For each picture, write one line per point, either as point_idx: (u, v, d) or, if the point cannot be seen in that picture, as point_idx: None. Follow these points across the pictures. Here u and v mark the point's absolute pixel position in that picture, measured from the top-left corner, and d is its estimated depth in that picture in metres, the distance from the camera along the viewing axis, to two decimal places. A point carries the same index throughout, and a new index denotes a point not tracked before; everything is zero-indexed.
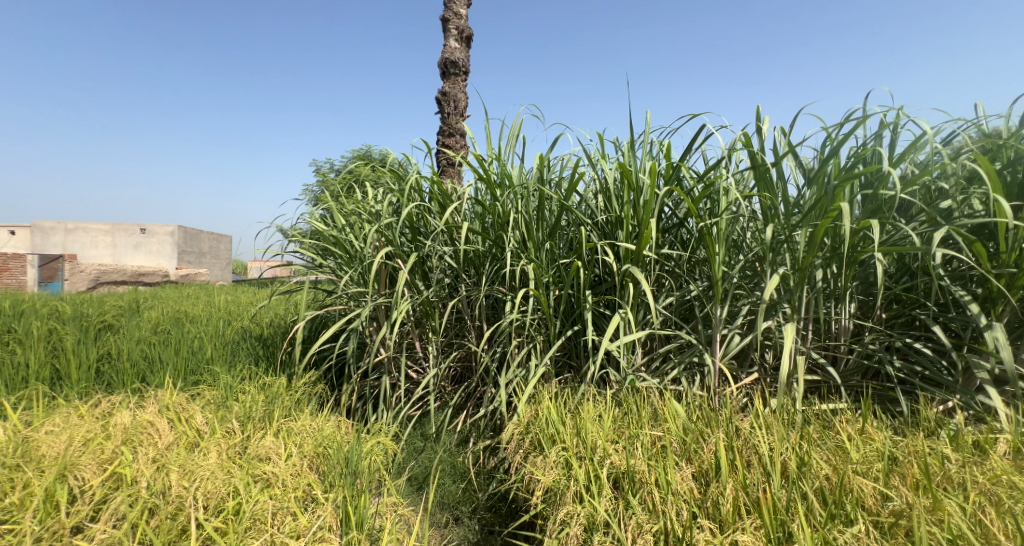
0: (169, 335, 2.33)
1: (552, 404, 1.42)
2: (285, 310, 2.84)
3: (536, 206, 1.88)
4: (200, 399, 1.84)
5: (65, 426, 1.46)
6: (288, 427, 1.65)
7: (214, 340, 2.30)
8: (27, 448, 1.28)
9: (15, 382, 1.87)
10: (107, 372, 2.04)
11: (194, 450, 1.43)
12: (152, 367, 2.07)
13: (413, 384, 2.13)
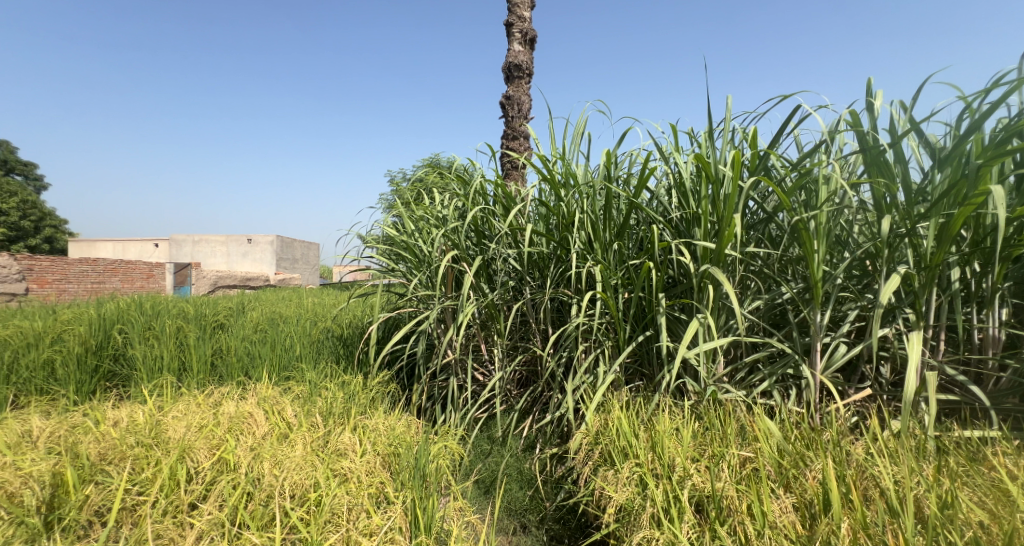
0: (270, 332, 2.53)
1: (623, 415, 1.34)
2: (363, 312, 3.00)
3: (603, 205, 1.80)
4: (290, 393, 1.98)
5: (187, 412, 1.63)
6: (364, 424, 1.71)
7: (306, 337, 2.46)
8: (158, 430, 1.45)
9: (153, 371, 2.15)
10: (218, 366, 2.28)
11: (285, 440, 1.53)
12: (253, 362, 2.28)
13: (480, 386, 2.14)
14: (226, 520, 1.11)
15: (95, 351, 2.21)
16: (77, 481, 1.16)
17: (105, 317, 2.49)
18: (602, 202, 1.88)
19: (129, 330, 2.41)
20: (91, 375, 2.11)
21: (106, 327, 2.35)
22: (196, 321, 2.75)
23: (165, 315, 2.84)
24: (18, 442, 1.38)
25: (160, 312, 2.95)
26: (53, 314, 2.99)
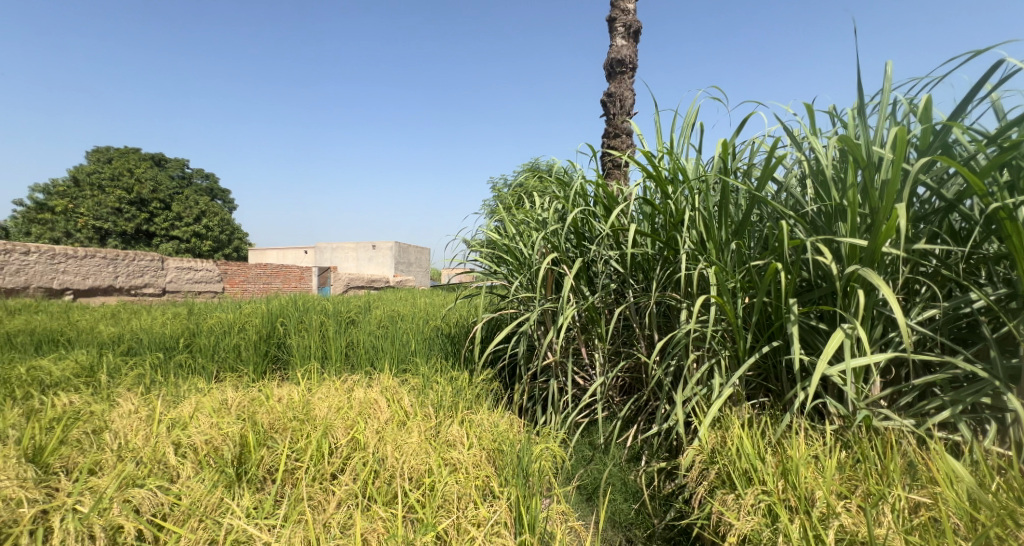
0: (392, 327, 2.76)
1: (745, 435, 1.19)
2: (469, 312, 3.12)
3: (718, 201, 1.64)
4: (407, 384, 2.14)
5: (329, 394, 1.84)
6: (471, 419, 1.77)
7: (422, 333, 2.64)
8: (308, 407, 1.65)
9: (304, 357, 2.49)
10: (351, 356, 2.55)
11: (404, 427, 1.65)
12: (376, 354, 2.50)
13: (581, 391, 2.08)
14: (360, 493, 1.23)
15: (266, 339, 2.63)
16: (255, 443, 1.37)
17: (270, 312, 2.94)
18: (717, 197, 1.70)
19: (289, 322, 2.82)
20: (263, 358, 2.50)
21: (273, 320, 2.79)
22: (334, 317, 3.11)
23: (310, 311, 3.26)
24: (216, 406, 1.67)
25: (306, 308, 3.39)
26: (235, 308, 3.62)
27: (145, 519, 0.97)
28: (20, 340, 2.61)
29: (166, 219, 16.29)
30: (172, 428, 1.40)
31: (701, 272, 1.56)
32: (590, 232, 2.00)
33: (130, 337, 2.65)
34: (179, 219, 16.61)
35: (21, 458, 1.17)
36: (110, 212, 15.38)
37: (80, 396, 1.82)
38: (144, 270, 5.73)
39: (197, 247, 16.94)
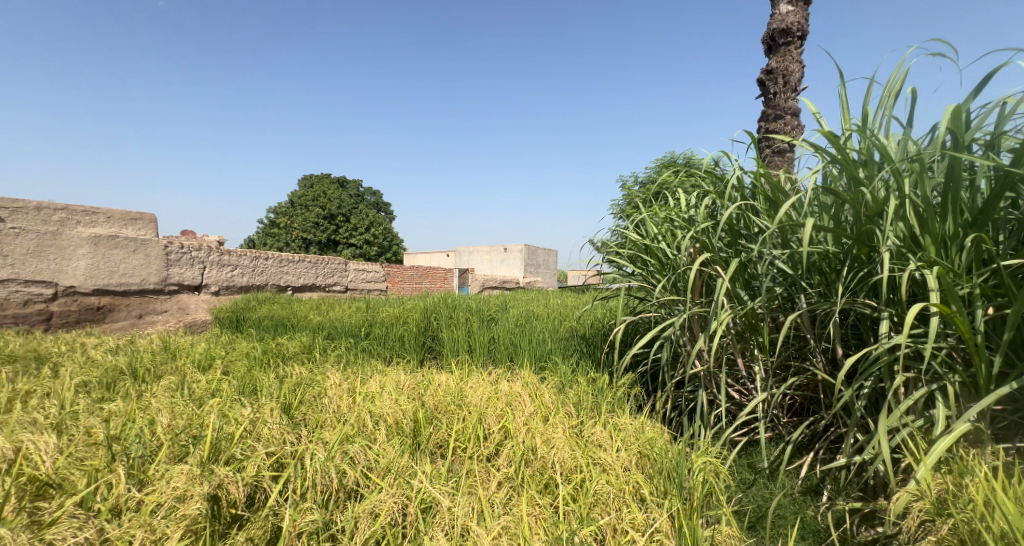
0: (529, 326, 2.82)
1: (998, 489, 0.91)
2: (605, 313, 3.03)
3: (940, 183, 1.26)
4: (547, 382, 2.17)
5: (477, 385, 1.96)
6: (614, 422, 1.69)
7: (558, 332, 2.64)
8: (461, 395, 1.79)
9: (452, 350, 2.71)
10: (492, 350, 2.69)
11: (547, 422, 1.66)
12: (514, 350, 2.61)
13: (736, 406, 1.81)
14: (516, 477, 1.28)
15: (422, 331, 2.93)
16: (424, 421, 1.53)
17: (425, 309, 3.30)
18: (934, 177, 1.31)
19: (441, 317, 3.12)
20: (420, 347, 2.81)
21: (428, 315, 3.13)
22: (471, 313, 3.38)
23: (459, 308, 3.56)
24: (395, 385, 1.92)
25: (455, 304, 3.72)
26: (398, 304, 4.15)
27: (358, 470, 1.15)
28: (263, 323, 3.47)
29: (349, 231, 19.13)
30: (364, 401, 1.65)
31: (915, 275, 1.21)
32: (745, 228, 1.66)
33: (327, 323, 3.23)
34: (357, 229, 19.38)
35: (274, 410, 1.50)
36: (312, 225, 18.82)
37: (302, 368, 2.28)
38: (336, 272, 6.44)
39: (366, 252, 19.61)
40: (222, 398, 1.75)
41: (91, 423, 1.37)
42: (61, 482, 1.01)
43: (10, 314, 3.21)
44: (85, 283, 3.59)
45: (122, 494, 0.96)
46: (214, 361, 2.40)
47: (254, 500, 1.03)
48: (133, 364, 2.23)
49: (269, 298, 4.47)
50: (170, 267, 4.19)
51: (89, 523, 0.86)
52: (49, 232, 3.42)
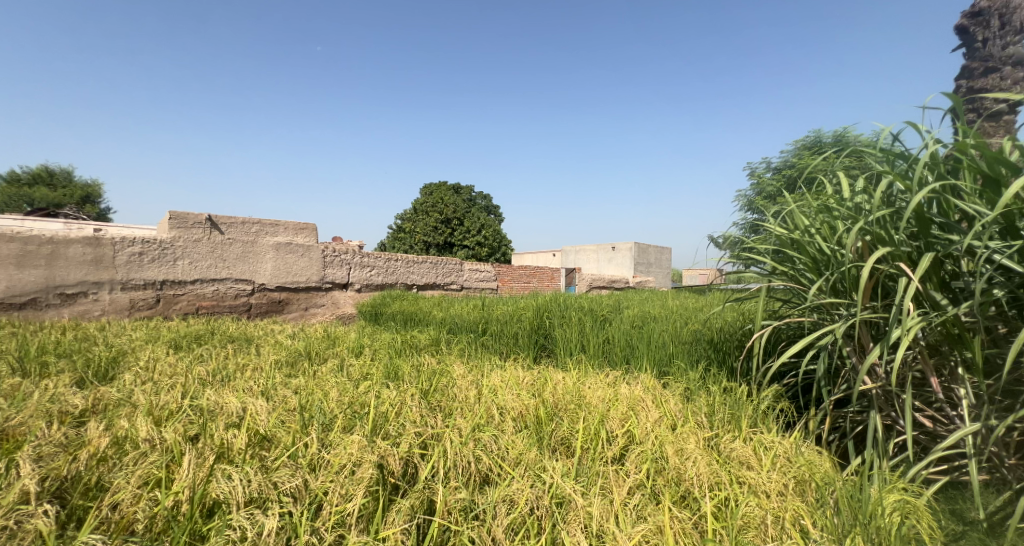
0: (648, 327, 2.53)
1: None
2: (737, 316, 2.66)
3: None
4: (671, 387, 1.97)
5: (596, 385, 1.84)
6: (758, 438, 1.48)
7: (681, 333, 2.36)
8: (579, 395, 1.70)
9: (565, 352, 2.49)
10: (606, 350, 2.43)
11: (675, 431, 1.50)
12: (633, 353, 2.34)
13: (929, 437, 1.42)
14: (649, 487, 1.19)
15: (534, 330, 2.77)
16: (545, 417, 1.48)
17: (538, 306, 3.09)
18: None
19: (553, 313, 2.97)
20: (531, 346, 2.65)
21: (540, 314, 2.90)
22: (572, 306, 3.18)
23: (569, 301, 3.34)
24: (515, 378, 1.91)
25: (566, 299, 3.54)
26: (512, 300, 4.20)
27: (493, 458, 1.19)
28: (395, 318, 3.86)
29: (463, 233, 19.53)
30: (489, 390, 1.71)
31: None
32: (939, 213, 1.32)
33: (447, 319, 3.40)
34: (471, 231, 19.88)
35: (414, 397, 1.66)
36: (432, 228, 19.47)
37: (431, 358, 2.50)
38: (453, 272, 6.22)
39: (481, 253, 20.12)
40: (372, 382, 1.99)
41: (284, 393, 1.70)
42: (272, 437, 1.28)
43: (228, 305, 4.11)
44: (273, 281, 4.39)
45: (315, 454, 1.17)
46: (363, 348, 2.76)
47: (409, 474, 1.15)
48: (307, 347, 2.69)
49: (401, 294, 4.93)
50: (326, 268, 4.81)
51: (296, 473, 1.06)
52: (248, 241, 4.25)
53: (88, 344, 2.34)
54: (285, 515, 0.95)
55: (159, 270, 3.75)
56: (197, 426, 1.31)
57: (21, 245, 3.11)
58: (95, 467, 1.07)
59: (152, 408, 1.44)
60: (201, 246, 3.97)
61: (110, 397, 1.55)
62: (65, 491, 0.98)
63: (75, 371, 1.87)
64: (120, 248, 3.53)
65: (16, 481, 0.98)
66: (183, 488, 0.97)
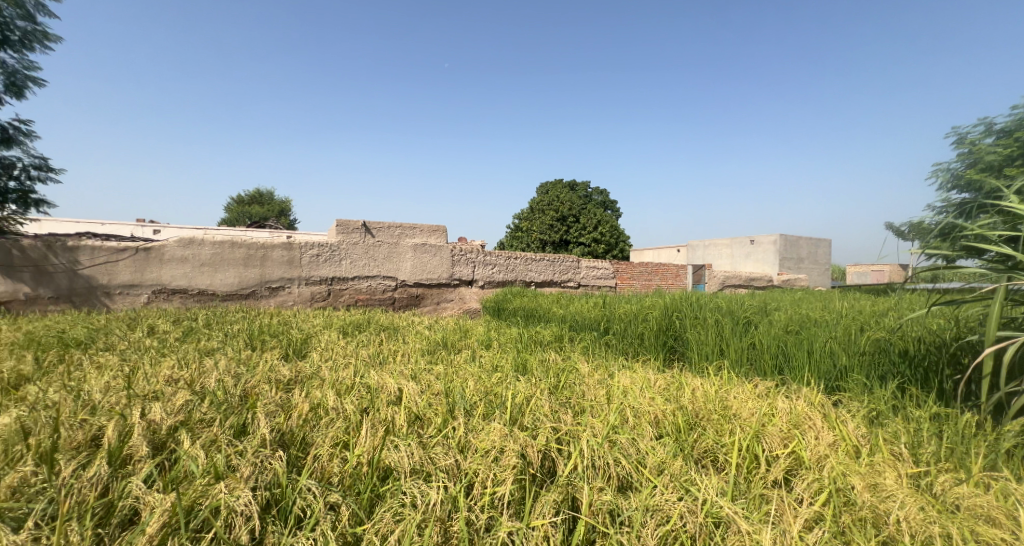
0: (807, 332, 2.17)
1: None
2: (940, 326, 2.12)
3: None
4: (846, 405, 1.65)
5: (746, 396, 1.64)
6: (980, 480, 1.17)
7: (857, 343, 1.96)
8: (725, 406, 1.54)
9: (699, 359, 2.25)
10: (754, 357, 2.14)
11: (854, 458, 1.26)
12: (788, 362, 2.02)
13: None
14: (828, 516, 1.01)
15: (663, 331, 2.55)
16: (687, 427, 1.37)
17: (667, 305, 2.88)
18: None
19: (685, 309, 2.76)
20: (660, 347, 2.46)
21: (669, 313, 2.70)
22: (707, 304, 2.91)
23: (703, 301, 3.06)
24: (646, 381, 1.80)
25: (699, 297, 3.25)
26: (637, 299, 3.98)
27: (634, 464, 1.15)
28: (516, 314, 4.00)
29: (579, 230, 19.26)
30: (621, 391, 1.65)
31: None
32: None
33: (569, 316, 3.36)
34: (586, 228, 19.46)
35: (545, 392, 1.69)
36: (549, 226, 19.49)
37: (556, 354, 2.53)
38: (570, 269, 5.98)
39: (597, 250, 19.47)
40: (504, 374, 2.08)
41: (430, 378, 1.89)
42: (424, 417, 1.43)
43: (378, 298, 4.70)
44: (411, 277, 4.85)
45: (463, 437, 1.28)
46: (492, 341, 2.91)
47: (548, 468, 1.19)
48: (443, 338, 2.93)
49: (521, 291, 5.07)
50: (454, 267, 5.11)
51: (449, 453, 1.18)
52: (392, 243, 4.79)
53: (284, 327, 2.89)
54: (444, 488, 1.05)
55: (329, 268, 4.45)
56: (369, 401, 1.53)
57: (245, 250, 4.08)
58: (304, 425, 1.32)
59: (335, 383, 1.72)
60: (358, 248, 4.60)
61: (305, 371, 1.89)
62: (289, 444, 1.23)
63: (280, 348, 2.33)
64: (304, 250, 4.32)
65: (256, 430, 1.26)
66: (364, 452, 1.15)
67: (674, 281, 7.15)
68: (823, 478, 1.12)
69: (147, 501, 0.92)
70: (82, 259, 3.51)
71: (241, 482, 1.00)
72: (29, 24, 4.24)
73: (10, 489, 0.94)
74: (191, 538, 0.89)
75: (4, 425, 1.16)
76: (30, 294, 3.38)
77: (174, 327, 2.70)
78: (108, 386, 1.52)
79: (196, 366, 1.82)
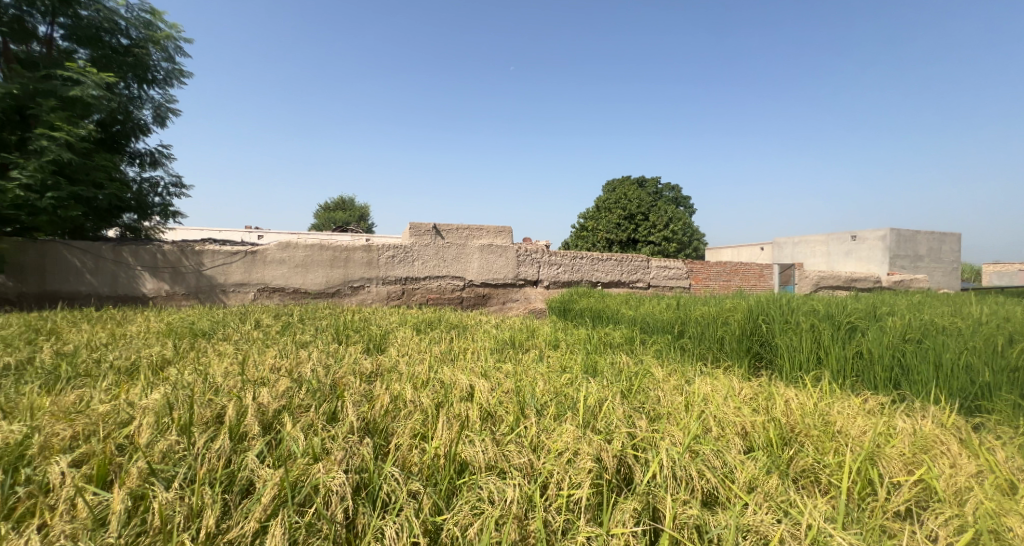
0: (931, 342, 1.90)
1: None
2: None
3: None
4: (991, 433, 1.41)
5: (852, 411, 1.48)
6: None
7: (1000, 360, 1.68)
8: (826, 421, 1.39)
9: (792, 369, 2.06)
10: (862, 369, 1.92)
11: (998, 493, 1.08)
12: (909, 376, 1.78)
13: None
14: None
15: (747, 335, 2.37)
16: (781, 442, 1.27)
17: (750, 307, 2.67)
18: None
19: (772, 310, 2.54)
20: (743, 354, 2.29)
21: (754, 316, 2.50)
22: (801, 308, 2.67)
23: (792, 303, 2.80)
24: (729, 389, 1.68)
25: (788, 299, 2.97)
26: (716, 301, 3.73)
27: (720, 477, 1.08)
28: (582, 315, 3.93)
29: (647, 228, 18.54)
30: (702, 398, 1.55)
31: None
32: None
33: (640, 318, 3.23)
34: (655, 226, 18.66)
35: (617, 395, 1.65)
36: (615, 225, 18.97)
37: (626, 356, 2.45)
38: (639, 269, 5.75)
39: (666, 249, 18.61)
40: (573, 375, 2.05)
41: (499, 376, 1.91)
42: (495, 414, 1.45)
43: (447, 298, 4.86)
44: (478, 277, 4.96)
45: (536, 437, 1.28)
46: (559, 342, 2.89)
47: (624, 475, 1.15)
48: (510, 337, 2.96)
49: (587, 291, 4.98)
50: (519, 267, 5.15)
51: (522, 451, 1.19)
52: (460, 244, 4.93)
53: (364, 323, 3.09)
54: (520, 486, 1.06)
55: (404, 269, 4.69)
56: (444, 396, 1.58)
57: (331, 252, 4.42)
58: (386, 415, 1.40)
59: (412, 377, 1.81)
60: (429, 250, 4.79)
61: (385, 364, 2.01)
62: (375, 434, 1.31)
63: (361, 342, 2.49)
64: (381, 252, 4.59)
65: (346, 417, 1.35)
66: (441, 445, 1.19)
67: (756, 281, 6.60)
68: (948, 509, 0.98)
69: (262, 474, 1.03)
70: (204, 262, 4.02)
71: (336, 464, 1.09)
72: (170, 64, 4.94)
73: (161, 453, 1.10)
74: (296, 510, 0.98)
75: (154, 400, 1.35)
76: (166, 292, 3.93)
77: (273, 321, 3.00)
78: (226, 371, 1.73)
79: (293, 356, 2.01)
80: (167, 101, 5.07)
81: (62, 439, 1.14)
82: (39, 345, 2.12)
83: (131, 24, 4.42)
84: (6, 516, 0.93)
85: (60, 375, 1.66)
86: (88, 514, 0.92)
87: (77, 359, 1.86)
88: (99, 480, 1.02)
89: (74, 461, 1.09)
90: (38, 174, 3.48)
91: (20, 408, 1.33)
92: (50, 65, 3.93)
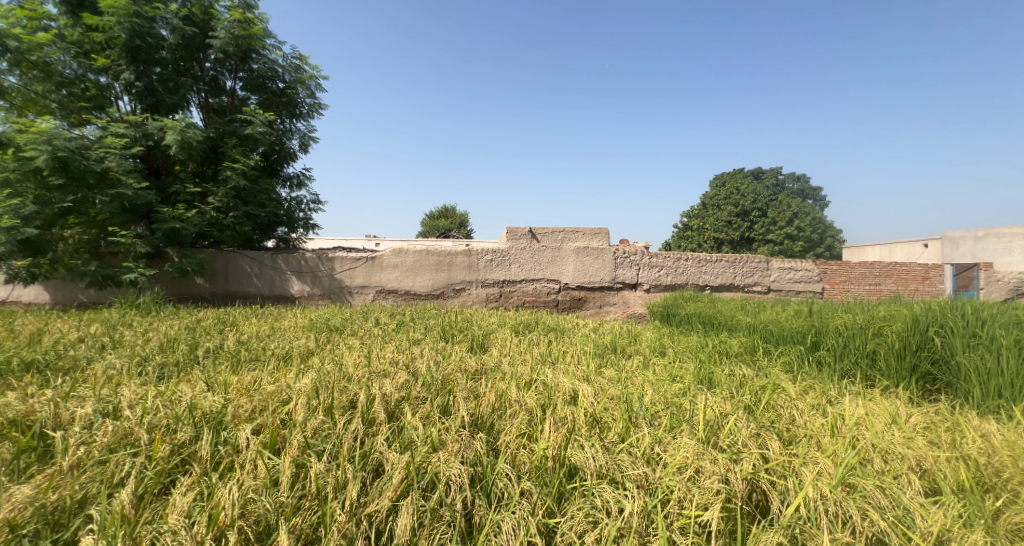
0: None
1: None
2: None
3: None
4: None
5: None
6: None
7: None
8: None
9: (987, 395, 1.66)
10: None
11: None
12: None
13: None
14: None
15: (914, 352, 1.97)
16: (977, 488, 1.03)
17: (913, 313, 2.22)
18: None
19: (947, 320, 2.07)
20: (911, 373, 1.91)
21: (924, 325, 2.07)
22: (993, 318, 2.12)
23: (979, 312, 2.24)
24: (892, 414, 1.41)
25: (972, 306, 2.37)
26: (861, 308, 3.19)
27: (891, 520, 0.90)
28: (690, 321, 3.62)
29: (763, 225, 16.66)
30: (853, 421, 1.31)
31: None
32: None
33: (763, 325, 2.89)
34: (775, 223, 16.69)
35: (741, 410, 1.47)
36: (724, 223, 17.36)
37: (747, 368, 2.18)
38: (756, 270, 5.16)
39: (788, 248, 16.56)
40: (685, 385, 1.89)
41: (603, 382, 1.84)
42: (602, 421, 1.38)
43: (543, 300, 4.86)
44: (573, 280, 4.87)
45: (649, 449, 1.19)
46: (666, 349, 2.69)
47: (757, 501, 1.02)
48: (612, 342, 2.83)
49: (694, 295, 4.62)
50: (617, 269, 4.95)
51: (636, 462, 1.11)
52: (556, 247, 4.90)
53: (467, 324, 3.21)
54: (635, 498, 1.00)
55: (501, 272, 4.80)
56: (548, 398, 1.56)
57: (436, 258, 4.67)
58: (494, 413, 1.41)
59: (516, 377, 1.82)
60: (526, 254, 4.85)
61: (489, 364, 2.04)
62: (484, 428, 1.34)
63: (466, 342, 2.59)
64: (479, 257, 4.76)
65: (457, 412, 1.41)
66: (549, 447, 1.16)
67: (917, 285, 5.41)
68: None
69: (389, 457, 1.11)
70: (335, 267, 4.54)
71: (453, 455, 1.13)
72: (314, 100, 5.57)
73: (313, 430, 1.24)
74: (422, 495, 1.04)
75: (305, 384, 1.53)
76: (309, 292, 4.52)
77: (389, 320, 3.26)
78: (355, 362, 1.91)
79: (409, 352, 2.16)
80: (310, 131, 5.80)
81: (245, 410, 1.34)
82: (224, 333, 2.57)
83: (286, 70, 5.14)
84: (212, 468, 1.12)
85: (239, 358, 1.99)
86: (267, 474, 1.06)
87: (249, 346, 2.21)
88: (271, 446, 1.18)
89: (254, 429, 1.28)
90: (226, 198, 4.30)
91: (218, 382, 1.61)
92: (233, 110, 4.84)
